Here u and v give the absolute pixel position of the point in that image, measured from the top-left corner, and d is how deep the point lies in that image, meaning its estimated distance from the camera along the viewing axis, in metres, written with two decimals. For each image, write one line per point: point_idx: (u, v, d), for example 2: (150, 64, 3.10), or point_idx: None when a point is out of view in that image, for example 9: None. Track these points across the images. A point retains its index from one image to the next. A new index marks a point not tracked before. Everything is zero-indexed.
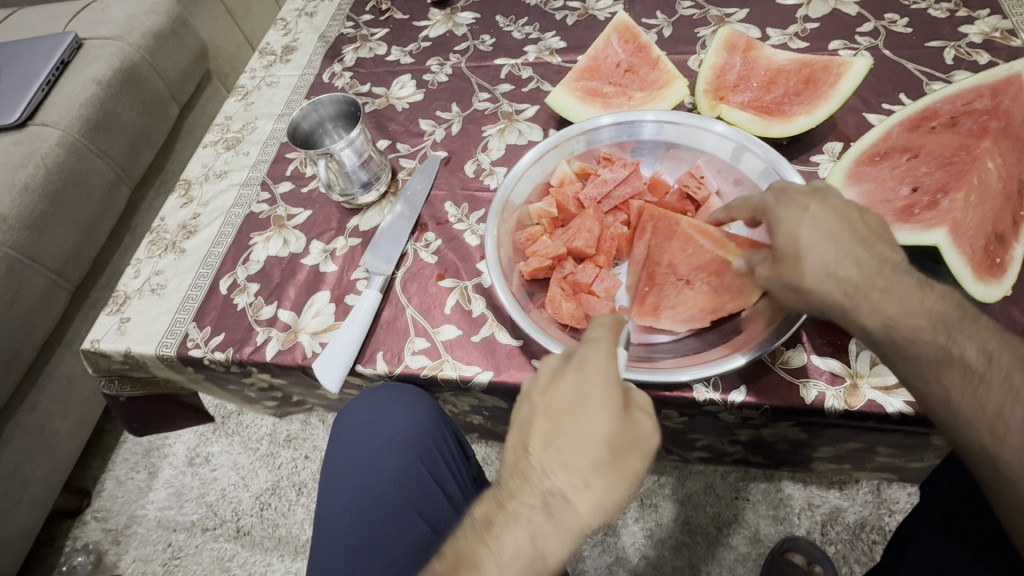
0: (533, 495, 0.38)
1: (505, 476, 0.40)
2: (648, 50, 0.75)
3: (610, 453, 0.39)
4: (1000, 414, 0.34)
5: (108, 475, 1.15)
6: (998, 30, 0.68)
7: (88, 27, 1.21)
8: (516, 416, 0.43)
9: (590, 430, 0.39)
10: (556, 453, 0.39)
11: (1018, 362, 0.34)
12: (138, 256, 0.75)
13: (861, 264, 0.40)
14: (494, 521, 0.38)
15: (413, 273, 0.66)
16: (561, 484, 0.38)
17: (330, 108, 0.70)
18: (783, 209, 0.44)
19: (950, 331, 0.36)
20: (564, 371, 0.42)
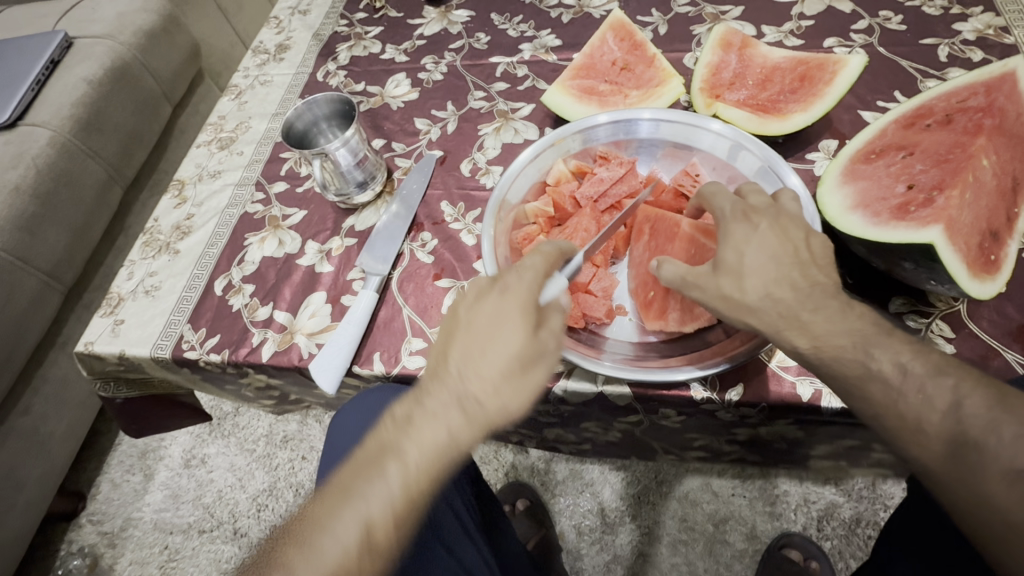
0: (447, 393, 0.42)
1: (424, 379, 0.43)
2: (644, 48, 0.75)
3: (520, 361, 0.42)
4: (919, 423, 0.36)
5: (103, 478, 1.14)
6: (991, 27, 0.69)
7: (78, 25, 1.20)
8: (441, 327, 0.46)
9: (505, 340, 0.42)
10: (472, 359, 0.42)
11: (928, 371, 0.36)
12: (132, 258, 0.74)
13: (796, 287, 0.41)
14: (413, 412, 0.42)
15: (409, 273, 0.65)
16: (475, 385, 0.42)
17: (324, 108, 0.70)
18: (733, 224, 0.44)
19: (866, 348, 0.38)
20: (489, 292, 0.44)
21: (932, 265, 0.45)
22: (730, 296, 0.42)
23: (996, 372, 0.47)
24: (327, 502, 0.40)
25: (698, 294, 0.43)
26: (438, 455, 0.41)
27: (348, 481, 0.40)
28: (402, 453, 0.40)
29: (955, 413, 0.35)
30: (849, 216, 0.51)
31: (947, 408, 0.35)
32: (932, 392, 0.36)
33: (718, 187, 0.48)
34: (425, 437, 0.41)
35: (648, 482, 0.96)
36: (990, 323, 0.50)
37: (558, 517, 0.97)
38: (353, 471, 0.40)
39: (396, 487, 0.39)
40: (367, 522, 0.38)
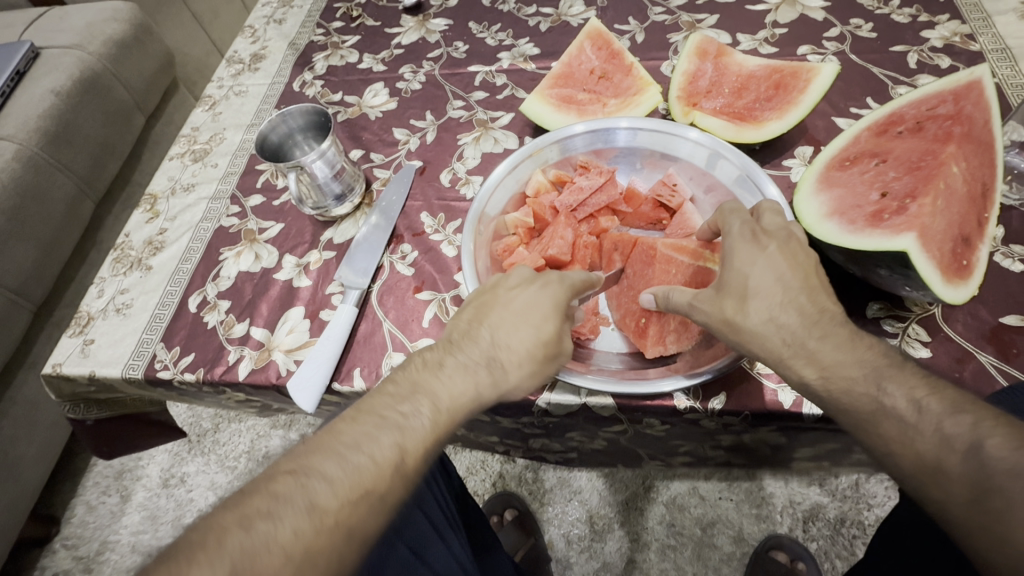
0: (478, 352, 0.43)
1: (454, 336, 0.45)
2: (622, 57, 0.75)
3: (545, 345, 0.44)
4: (939, 465, 0.34)
5: (77, 501, 1.10)
6: (958, 34, 0.70)
7: (45, 36, 1.17)
8: (480, 296, 0.48)
9: (538, 325, 0.44)
10: (504, 332, 0.44)
11: (945, 409, 0.35)
12: (101, 275, 0.72)
13: (802, 312, 0.41)
14: (444, 360, 0.43)
15: (390, 286, 0.64)
16: (502, 352, 0.43)
17: (299, 119, 0.68)
18: (741, 245, 0.44)
19: (878, 381, 0.37)
20: (531, 281, 0.46)
21: (906, 272, 0.46)
22: (732, 320, 0.42)
23: (971, 376, 0.48)
24: (355, 418, 0.38)
25: (701, 316, 0.44)
26: (464, 404, 0.41)
27: (348, 435, 0.37)
28: (408, 427, 0.38)
29: (976, 455, 0.32)
30: (824, 224, 0.51)
31: (968, 449, 0.33)
32: (950, 431, 0.34)
33: (735, 208, 0.48)
34: (455, 385, 0.41)
35: (636, 487, 0.96)
36: (964, 327, 0.50)
37: (547, 526, 0.96)
38: (355, 427, 0.38)
39: (395, 450, 0.37)
40: (399, 443, 0.37)
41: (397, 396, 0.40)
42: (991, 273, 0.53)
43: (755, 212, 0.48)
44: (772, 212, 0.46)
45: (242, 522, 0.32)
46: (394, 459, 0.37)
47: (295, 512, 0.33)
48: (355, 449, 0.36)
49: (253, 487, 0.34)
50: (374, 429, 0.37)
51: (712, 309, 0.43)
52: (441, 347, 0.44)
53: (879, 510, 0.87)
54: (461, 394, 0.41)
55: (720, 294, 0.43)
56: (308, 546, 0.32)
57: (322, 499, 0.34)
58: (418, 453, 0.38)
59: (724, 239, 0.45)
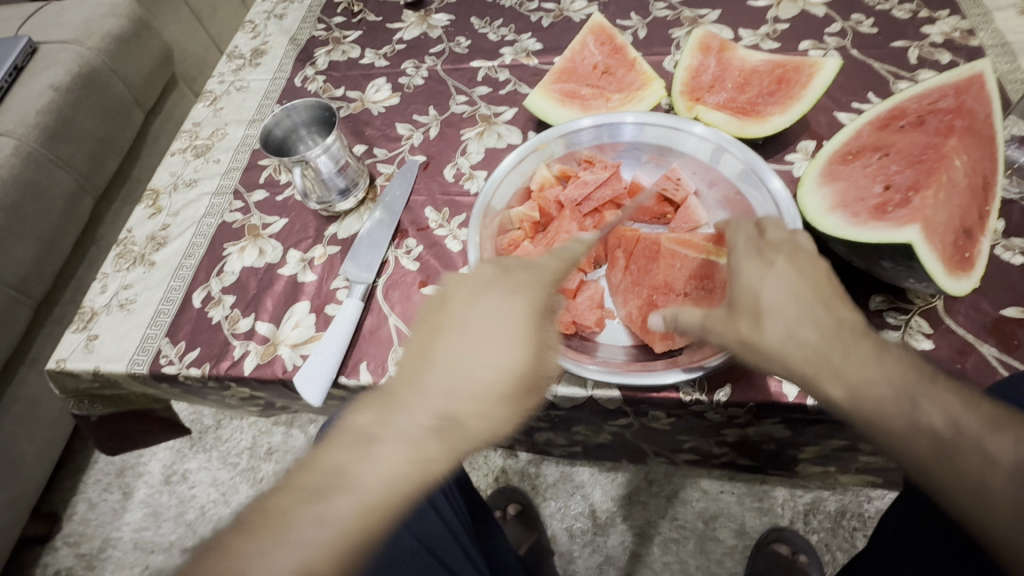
0: (429, 406, 0.39)
1: (395, 388, 0.40)
2: (624, 52, 0.76)
3: (513, 380, 0.41)
4: (983, 484, 0.33)
5: (79, 498, 1.10)
6: (958, 30, 0.71)
7: (43, 30, 1.16)
8: (429, 323, 0.44)
9: (501, 354, 0.41)
10: (464, 366, 0.40)
11: (985, 426, 0.35)
12: (104, 271, 0.72)
13: (819, 327, 0.41)
14: (386, 421, 0.39)
15: (395, 280, 0.65)
16: (461, 397, 0.39)
17: (304, 114, 0.69)
18: (748, 263, 0.44)
19: (912, 398, 0.37)
20: (488, 298, 0.44)
21: (911, 264, 0.47)
22: (751, 339, 0.42)
23: (973, 368, 0.49)
24: (324, 475, 0.37)
25: (718, 337, 0.44)
26: (415, 471, 0.37)
27: (304, 489, 0.36)
28: (368, 474, 0.36)
29: (1022, 473, 0.32)
30: (829, 217, 0.52)
31: (1014, 468, 0.33)
32: (993, 449, 0.34)
33: (739, 223, 0.48)
34: (408, 448, 0.38)
35: (638, 482, 0.96)
36: (966, 319, 0.51)
37: (550, 521, 0.97)
38: (308, 479, 0.37)
39: (358, 503, 0.35)
40: (361, 511, 0.35)
41: (353, 442, 0.38)
42: (993, 266, 0.54)
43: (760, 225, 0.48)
44: (774, 221, 0.47)
45: None
46: (356, 528, 0.35)
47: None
48: (314, 507, 0.35)
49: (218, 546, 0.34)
50: (333, 480, 0.36)
51: (728, 330, 0.43)
52: (381, 401, 0.40)
53: (879, 502, 0.88)
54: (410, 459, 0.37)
55: (734, 314, 0.43)
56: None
57: (288, 564, 0.33)
58: (384, 518, 0.36)
59: (730, 256, 0.46)
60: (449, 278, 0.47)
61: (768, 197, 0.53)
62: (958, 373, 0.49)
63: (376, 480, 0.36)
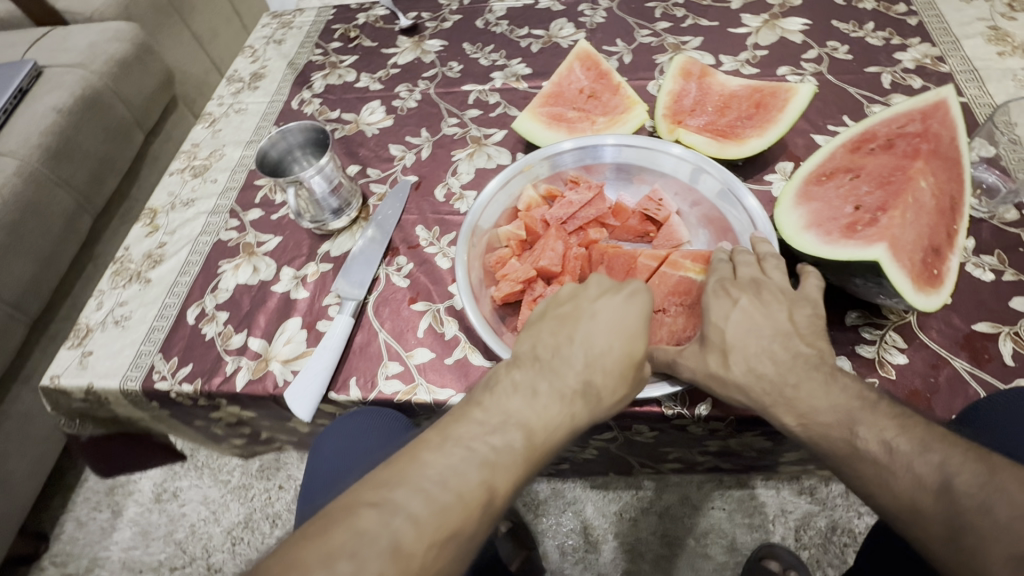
0: (574, 378, 0.42)
1: (542, 354, 0.43)
2: (610, 77, 0.79)
3: (636, 367, 0.44)
4: (915, 506, 0.35)
5: (68, 517, 1.10)
6: (928, 56, 0.74)
7: (48, 54, 1.19)
8: (555, 312, 0.46)
9: (628, 344, 0.44)
10: (596, 348, 0.43)
11: (915, 448, 0.36)
12: (100, 288, 0.73)
13: (775, 361, 0.43)
14: (538, 385, 0.41)
15: (385, 297, 0.66)
16: (598, 377, 0.42)
17: (299, 136, 0.70)
18: (713, 300, 0.46)
19: (851, 425, 0.39)
20: (614, 291, 0.46)
21: (879, 281, 0.48)
22: (717, 375, 0.44)
23: (947, 381, 0.50)
24: (441, 446, 0.36)
25: (687, 372, 0.46)
26: (558, 428, 0.40)
27: (464, 431, 0.37)
28: (527, 424, 0.39)
29: (947, 494, 0.34)
30: (804, 235, 0.53)
31: (939, 489, 0.35)
32: (920, 470, 0.36)
33: (720, 264, 0.50)
34: (540, 411, 0.40)
35: (629, 498, 0.97)
36: (938, 333, 0.53)
37: (541, 537, 0.97)
38: (466, 424, 0.38)
39: (519, 446, 0.38)
40: (487, 477, 0.35)
41: (512, 396, 0.40)
42: (964, 282, 0.56)
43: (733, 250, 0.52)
44: (744, 256, 0.50)
45: (327, 551, 0.29)
46: (483, 496, 0.35)
47: (377, 555, 0.29)
48: (471, 447, 0.36)
49: (335, 515, 0.31)
50: (493, 427, 0.38)
51: (697, 364, 0.45)
52: (531, 369, 0.42)
53: (868, 517, 0.89)
54: (560, 422, 0.40)
55: (702, 350, 0.45)
56: (433, 542, 0.31)
57: (448, 492, 0.33)
58: (505, 489, 0.36)
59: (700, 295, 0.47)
60: (565, 282, 0.49)
61: (744, 214, 0.56)
62: (932, 387, 0.50)
63: (534, 428, 0.39)
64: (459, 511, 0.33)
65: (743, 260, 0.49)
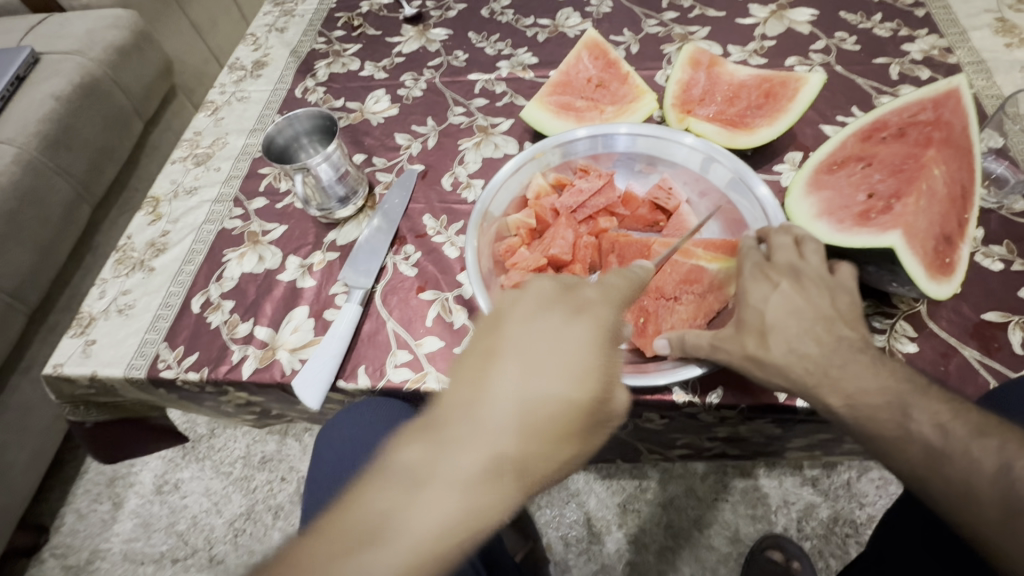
0: (493, 444, 0.32)
1: (450, 410, 0.33)
2: (618, 66, 0.78)
3: (581, 413, 0.35)
4: (969, 488, 0.37)
5: (67, 509, 1.09)
6: (936, 48, 0.74)
7: (44, 41, 1.18)
8: (482, 340, 0.37)
9: (569, 384, 0.35)
10: (526, 394, 0.34)
11: (971, 432, 0.38)
12: (103, 276, 0.72)
13: (819, 341, 0.43)
14: (436, 461, 0.32)
15: (393, 286, 0.66)
16: (530, 437, 0.33)
17: (306, 123, 0.70)
18: (752, 282, 0.46)
19: (904, 409, 0.40)
20: (551, 314, 0.37)
21: (893, 268, 0.49)
22: (755, 356, 0.44)
23: (956, 370, 0.50)
24: (303, 565, 0.29)
25: (723, 357, 0.45)
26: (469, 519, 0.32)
27: (337, 541, 0.30)
28: (431, 508, 0.31)
29: (1004, 478, 0.36)
30: (816, 223, 0.53)
31: (997, 472, 0.36)
32: (978, 455, 0.37)
33: (750, 245, 0.50)
34: (436, 505, 0.31)
35: (633, 489, 0.97)
36: (948, 322, 0.53)
37: (545, 528, 0.97)
38: (354, 514, 0.31)
39: (405, 555, 0.30)
40: None
41: (395, 488, 0.31)
42: (973, 273, 0.56)
43: (764, 235, 0.51)
44: (780, 239, 0.49)
45: None
46: None
47: None
48: (355, 563, 0.29)
49: None
50: (379, 528, 0.30)
51: (734, 346, 0.45)
52: (428, 441, 0.32)
53: (870, 509, 0.90)
54: (477, 502, 0.32)
55: (737, 332, 0.45)
56: None
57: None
58: None
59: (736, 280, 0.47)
60: (502, 296, 0.40)
61: (756, 204, 0.56)
62: (941, 374, 0.50)
63: (430, 523, 0.31)
64: None
65: (779, 245, 0.49)
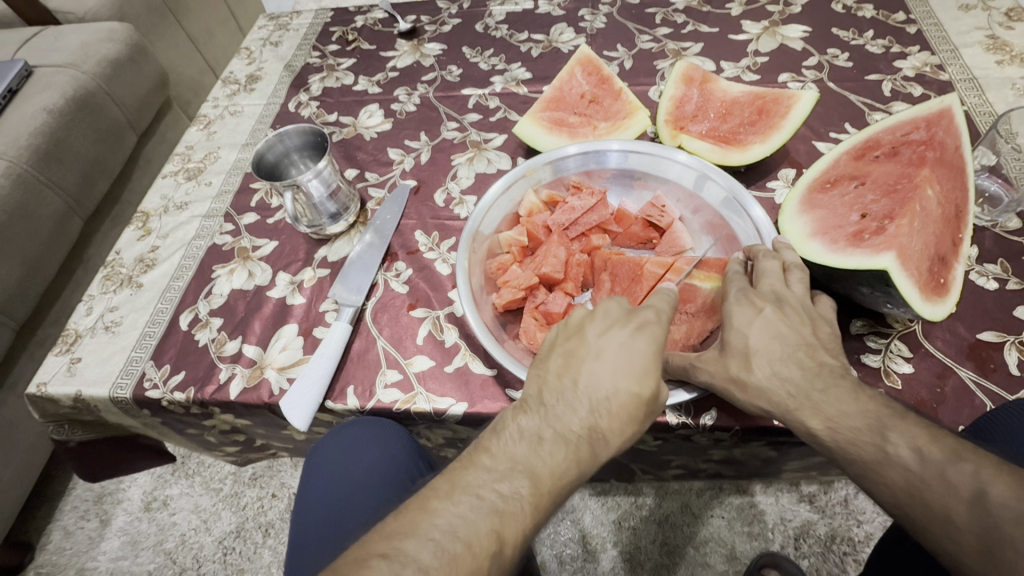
0: (577, 426, 0.39)
1: (546, 397, 0.40)
2: (611, 82, 0.78)
3: (649, 406, 0.40)
4: (947, 515, 0.34)
5: (54, 526, 1.07)
6: (928, 65, 0.74)
7: (39, 54, 1.18)
8: (562, 344, 0.42)
9: (638, 384, 0.39)
10: (605, 388, 0.39)
11: (947, 456, 0.35)
12: (90, 293, 0.71)
13: (802, 366, 0.42)
14: (543, 433, 0.39)
15: (384, 303, 0.65)
16: (604, 422, 0.39)
17: (296, 139, 0.69)
18: (738, 306, 0.46)
19: (882, 431, 0.38)
20: (621, 323, 0.41)
21: (887, 290, 0.48)
22: (738, 378, 0.44)
23: (953, 391, 0.50)
24: (450, 494, 0.36)
25: (705, 375, 0.46)
26: (568, 475, 0.38)
27: (473, 480, 0.37)
28: (534, 470, 0.37)
29: (982, 504, 0.33)
30: (809, 243, 0.53)
31: (972, 498, 0.34)
32: (954, 479, 0.35)
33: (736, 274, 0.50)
34: (544, 460, 0.38)
35: (628, 506, 0.96)
36: (944, 343, 0.52)
37: (539, 546, 0.95)
38: (474, 471, 0.37)
39: (528, 494, 0.37)
40: (496, 529, 0.35)
41: (518, 444, 0.38)
42: (967, 291, 0.55)
43: (752, 257, 0.52)
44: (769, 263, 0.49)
45: None
46: (492, 548, 0.34)
47: None
48: (480, 496, 0.36)
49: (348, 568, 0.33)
50: (500, 474, 0.37)
51: (717, 369, 0.45)
52: (534, 414, 0.40)
53: (869, 526, 0.88)
54: (567, 469, 0.38)
55: (721, 355, 0.45)
56: None
57: (457, 545, 0.34)
58: (517, 539, 0.36)
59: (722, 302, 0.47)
60: (574, 308, 0.45)
61: (750, 223, 0.55)
62: (938, 397, 0.50)
63: (540, 476, 0.37)
64: (467, 560, 0.34)
65: (767, 269, 0.48)
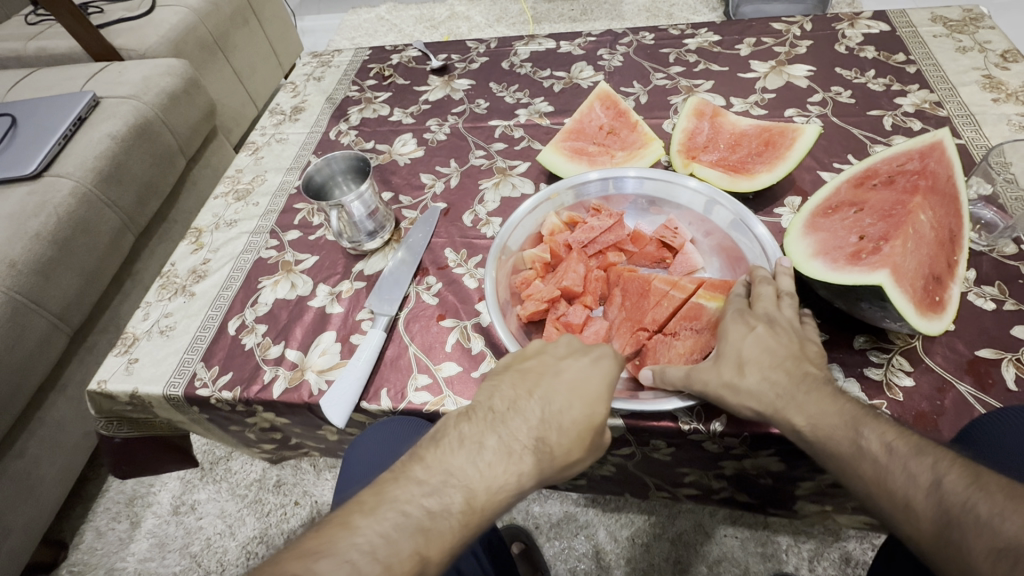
0: (523, 437, 0.44)
1: (497, 408, 0.46)
2: (627, 115, 0.85)
3: (595, 430, 0.46)
4: (909, 503, 0.40)
5: (87, 527, 1.12)
6: (927, 102, 0.79)
7: (105, 86, 1.29)
8: (518, 368, 0.49)
9: (587, 409, 0.46)
10: (554, 408, 0.45)
11: (911, 450, 0.41)
12: (148, 300, 0.78)
13: (789, 373, 0.47)
14: (486, 440, 0.44)
15: (415, 314, 0.70)
16: (548, 439, 0.44)
17: (342, 163, 0.76)
18: (733, 323, 0.51)
19: (856, 427, 0.43)
20: (579, 354, 0.48)
21: (884, 304, 0.52)
22: (730, 384, 0.48)
23: (952, 403, 0.52)
24: (373, 511, 0.39)
25: (701, 384, 0.49)
26: (500, 492, 0.42)
27: (399, 494, 0.41)
28: (469, 483, 0.42)
29: (937, 491, 0.39)
30: (812, 262, 0.57)
31: (930, 486, 0.39)
32: (914, 470, 0.40)
33: (733, 295, 0.55)
34: (480, 473, 0.42)
35: (641, 523, 0.97)
36: (943, 358, 0.55)
37: (553, 562, 0.97)
38: (404, 485, 0.41)
39: (456, 510, 0.41)
40: (417, 550, 0.38)
41: (455, 454, 0.43)
42: (965, 311, 0.59)
43: (752, 280, 0.56)
44: (764, 288, 0.54)
45: None
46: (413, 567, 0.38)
47: None
48: (405, 510, 0.40)
49: None
50: (431, 489, 0.41)
51: (711, 376, 0.49)
52: (479, 423, 0.45)
53: None
54: (506, 479, 0.43)
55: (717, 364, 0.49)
56: None
57: (374, 564, 0.37)
58: (437, 555, 0.39)
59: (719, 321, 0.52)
60: (536, 342, 0.52)
61: (756, 242, 0.60)
62: (938, 409, 0.52)
63: (474, 489, 0.42)
64: None
65: (764, 293, 0.53)
